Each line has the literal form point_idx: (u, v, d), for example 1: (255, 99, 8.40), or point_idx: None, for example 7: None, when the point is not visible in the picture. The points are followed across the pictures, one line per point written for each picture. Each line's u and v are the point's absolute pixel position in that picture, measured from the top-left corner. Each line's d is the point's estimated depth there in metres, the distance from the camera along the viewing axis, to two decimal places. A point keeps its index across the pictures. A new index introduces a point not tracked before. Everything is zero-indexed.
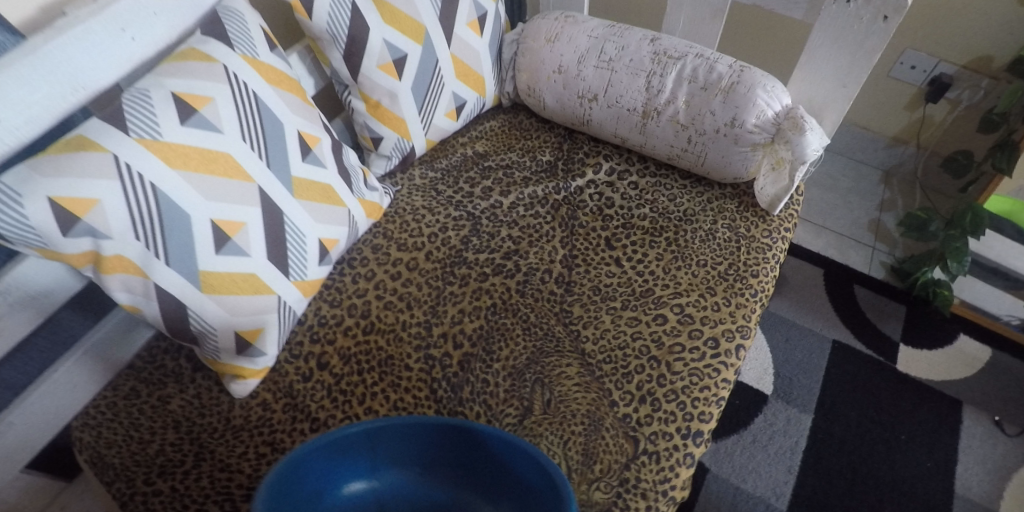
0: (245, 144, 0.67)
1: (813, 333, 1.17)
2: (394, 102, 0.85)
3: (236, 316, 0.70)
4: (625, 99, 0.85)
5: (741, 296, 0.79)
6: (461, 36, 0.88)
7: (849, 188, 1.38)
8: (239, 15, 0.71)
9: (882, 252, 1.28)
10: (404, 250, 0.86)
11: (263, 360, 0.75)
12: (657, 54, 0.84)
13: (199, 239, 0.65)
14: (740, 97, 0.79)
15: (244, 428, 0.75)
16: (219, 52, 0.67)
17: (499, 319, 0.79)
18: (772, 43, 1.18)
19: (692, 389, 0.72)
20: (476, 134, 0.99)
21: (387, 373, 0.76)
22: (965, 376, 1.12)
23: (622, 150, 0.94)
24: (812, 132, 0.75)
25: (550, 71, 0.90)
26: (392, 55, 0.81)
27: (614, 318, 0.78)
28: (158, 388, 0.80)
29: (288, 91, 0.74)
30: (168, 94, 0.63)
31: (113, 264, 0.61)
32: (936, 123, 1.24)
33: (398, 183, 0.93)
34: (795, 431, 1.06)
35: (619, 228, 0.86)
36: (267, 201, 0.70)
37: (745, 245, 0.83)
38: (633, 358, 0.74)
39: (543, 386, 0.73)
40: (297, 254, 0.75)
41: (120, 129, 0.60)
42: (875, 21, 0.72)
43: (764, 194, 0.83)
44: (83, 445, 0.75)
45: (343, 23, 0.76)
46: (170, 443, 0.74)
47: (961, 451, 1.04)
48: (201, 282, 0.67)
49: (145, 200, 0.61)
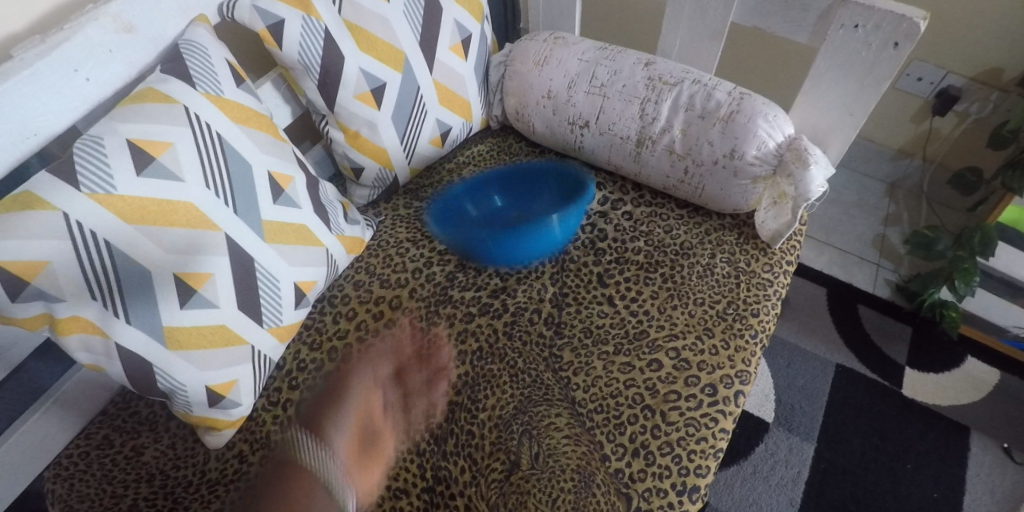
0: (208, 190, 0.64)
1: (815, 357, 1.14)
2: (375, 132, 0.81)
3: (206, 370, 0.67)
4: (618, 126, 0.82)
5: (741, 337, 0.75)
6: (444, 61, 0.83)
7: (852, 202, 1.34)
8: (202, 49, 0.67)
9: (887, 270, 1.24)
10: (386, 287, 0.81)
11: (238, 410, 0.71)
12: (652, 80, 0.80)
13: (161, 294, 0.62)
14: (740, 126, 0.74)
15: (219, 482, 0.71)
16: (179, 92, 0.64)
17: (485, 365, 0.75)
18: (779, 65, 1.12)
19: (688, 442, 0.68)
20: (463, 159, 0.95)
21: (367, 423, 0.72)
22: (973, 401, 1.08)
23: (616, 177, 0.90)
24: (817, 166, 0.71)
25: (540, 96, 0.86)
26: (370, 84, 0.76)
27: (606, 363, 0.74)
28: (132, 437, 0.75)
29: (256, 129, 0.70)
30: (123, 142, 0.59)
31: (70, 324, 0.59)
32: (943, 136, 1.19)
33: (381, 213, 0.90)
34: (797, 461, 1.03)
35: (612, 263, 0.82)
36: (235, 248, 0.66)
37: (745, 281, 0.79)
38: (627, 407, 0.71)
39: (531, 438, 0.69)
40: (270, 301, 0.71)
41: (70, 184, 0.57)
42: (885, 47, 0.68)
43: (765, 228, 0.79)
44: (55, 498, 0.71)
45: (315, 52, 0.71)
46: (143, 498, 0.70)
47: (969, 481, 1.01)
48: (165, 338, 0.63)
49: (98, 257, 0.58)
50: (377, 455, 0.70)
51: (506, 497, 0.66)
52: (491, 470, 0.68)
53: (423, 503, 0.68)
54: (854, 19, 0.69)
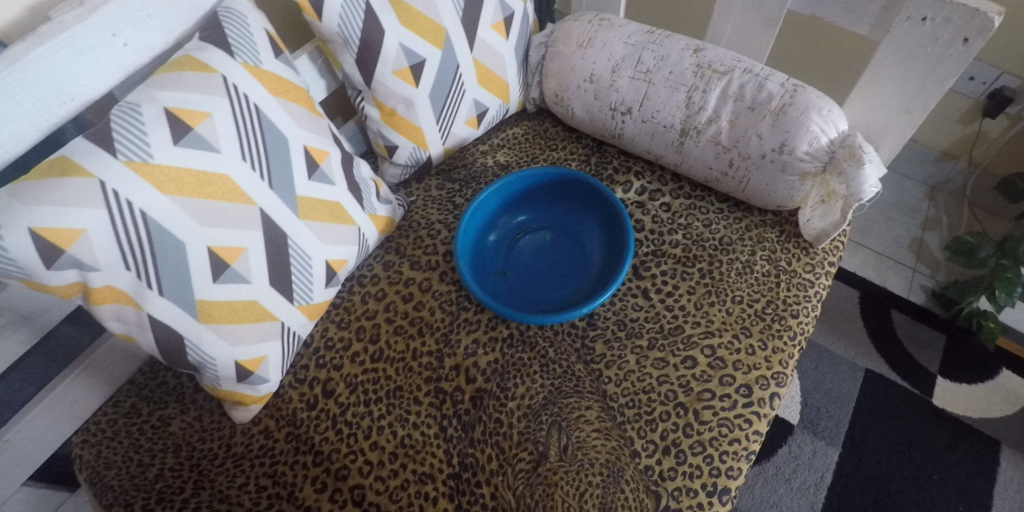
0: (244, 163, 0.62)
1: (844, 360, 1.11)
2: (411, 111, 0.79)
3: (237, 345, 0.66)
4: (662, 114, 0.79)
5: (779, 338, 0.72)
6: (485, 39, 0.80)
7: (890, 203, 1.30)
8: (242, 17, 0.65)
9: (923, 275, 1.21)
10: (417, 269, 0.80)
11: (265, 386, 0.71)
12: (700, 67, 0.78)
13: (195, 267, 0.61)
14: (792, 120, 0.72)
15: (245, 457, 0.71)
16: (218, 61, 0.62)
17: (515, 353, 0.74)
18: (842, 58, 1.07)
19: (720, 442, 0.66)
20: (498, 141, 0.93)
21: (395, 405, 0.72)
22: (1006, 415, 1.05)
23: (655, 167, 0.87)
24: (871, 165, 0.68)
25: (582, 79, 0.84)
26: (409, 60, 0.74)
27: (639, 358, 0.73)
28: (159, 408, 0.75)
29: (294, 102, 0.68)
30: (160, 110, 0.58)
31: (103, 294, 0.58)
32: (992, 139, 1.15)
33: (413, 193, 0.88)
34: (821, 465, 1.01)
35: (649, 255, 0.81)
36: (269, 224, 0.65)
37: (785, 280, 0.76)
38: (659, 404, 0.69)
39: (560, 430, 0.68)
40: (302, 279, 0.70)
41: (107, 150, 0.56)
42: (953, 43, 0.66)
43: (810, 227, 0.77)
44: (82, 463, 0.71)
45: (355, 25, 0.69)
46: (169, 468, 0.70)
47: (997, 495, 0.98)
48: (198, 312, 0.62)
49: (134, 227, 0.57)
50: (404, 438, 0.70)
51: (533, 488, 0.65)
52: (519, 460, 0.67)
53: (448, 490, 0.67)
54: (922, 11, 0.67)
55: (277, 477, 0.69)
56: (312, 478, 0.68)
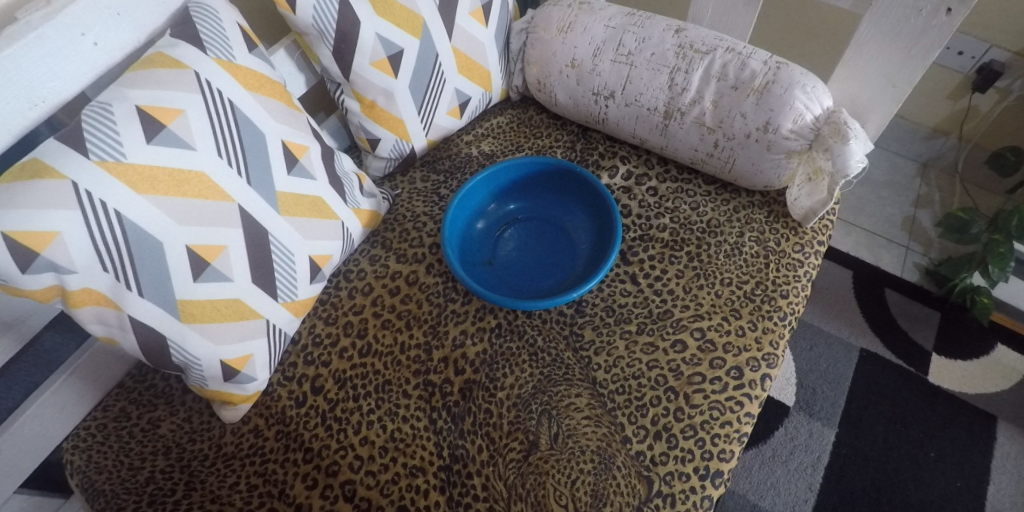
0: (221, 160, 0.62)
1: (839, 340, 1.11)
2: (392, 102, 0.78)
3: (221, 344, 0.65)
4: (645, 97, 0.79)
5: (769, 319, 0.72)
6: (464, 27, 0.79)
7: (881, 182, 1.30)
8: (213, 12, 0.64)
9: (916, 253, 1.21)
10: (403, 262, 0.79)
11: (253, 385, 0.70)
12: (682, 48, 0.77)
13: (174, 267, 0.60)
14: (776, 98, 0.71)
15: (235, 456, 0.70)
16: (189, 56, 0.61)
17: (504, 343, 0.73)
18: (840, 45, 1.07)
19: (712, 425, 0.66)
20: (482, 131, 0.92)
21: (384, 400, 0.71)
22: (1001, 390, 1.05)
23: (641, 151, 0.87)
24: (857, 141, 0.67)
25: (563, 64, 0.83)
26: (387, 51, 0.73)
27: (629, 344, 0.72)
28: (148, 410, 0.74)
29: (270, 97, 0.67)
30: (132, 108, 0.57)
31: (82, 297, 0.57)
32: (982, 114, 1.14)
33: (398, 186, 0.88)
34: (817, 446, 1.01)
35: (637, 240, 0.80)
36: (248, 221, 0.64)
37: (774, 261, 0.76)
38: (649, 389, 0.68)
39: (551, 418, 0.68)
40: (285, 275, 0.69)
41: (79, 151, 0.55)
42: (937, 13, 0.67)
43: (798, 206, 0.76)
44: (73, 469, 0.69)
45: (330, 16, 0.68)
46: (160, 470, 0.69)
47: (994, 470, 0.98)
48: (178, 312, 0.62)
49: (110, 229, 0.56)
50: (394, 433, 0.69)
51: (525, 477, 0.64)
52: (509, 449, 0.67)
53: (440, 482, 0.66)
54: None
55: (268, 475, 0.68)
56: (303, 475, 0.67)
